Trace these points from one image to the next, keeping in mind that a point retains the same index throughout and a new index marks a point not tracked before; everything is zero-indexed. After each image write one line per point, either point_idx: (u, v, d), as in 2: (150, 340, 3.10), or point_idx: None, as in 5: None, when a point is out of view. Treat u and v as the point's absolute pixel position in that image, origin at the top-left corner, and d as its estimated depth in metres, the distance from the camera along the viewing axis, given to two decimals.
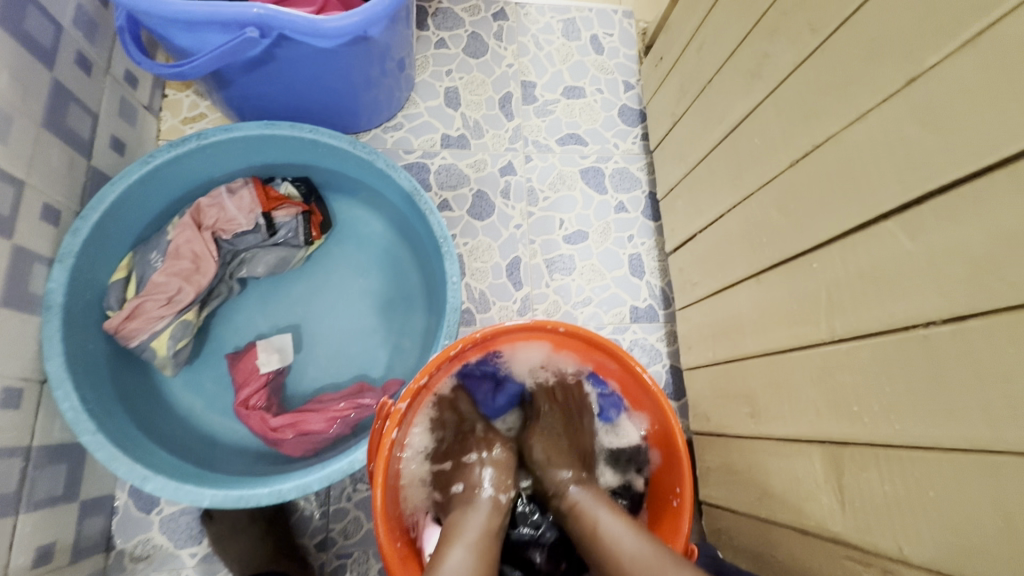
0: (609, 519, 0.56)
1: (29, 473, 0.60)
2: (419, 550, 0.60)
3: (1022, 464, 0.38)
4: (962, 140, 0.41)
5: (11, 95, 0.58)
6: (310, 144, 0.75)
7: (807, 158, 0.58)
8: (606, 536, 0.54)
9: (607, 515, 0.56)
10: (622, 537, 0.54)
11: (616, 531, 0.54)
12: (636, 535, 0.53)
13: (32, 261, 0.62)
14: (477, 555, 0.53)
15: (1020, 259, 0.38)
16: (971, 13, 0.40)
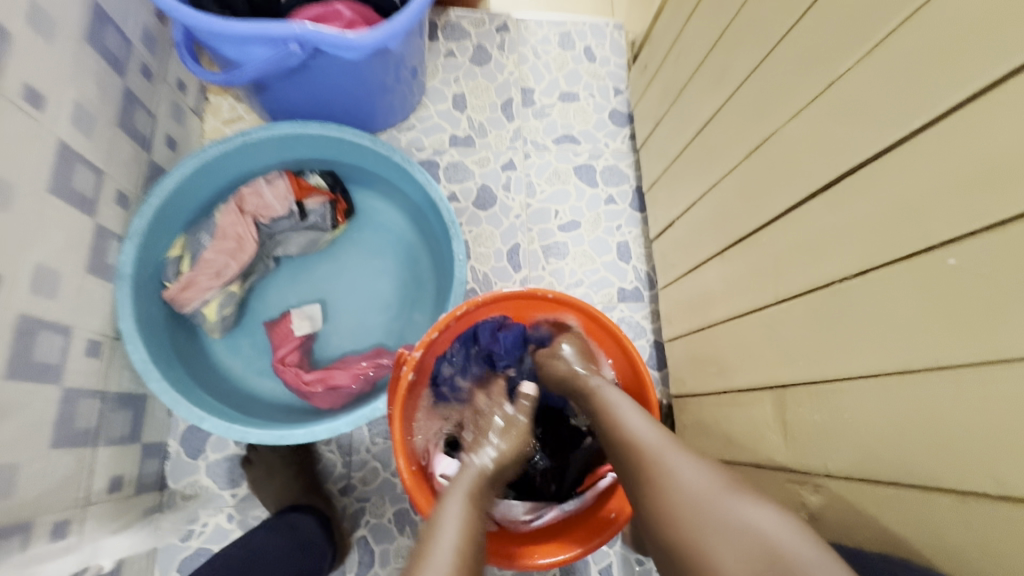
0: (628, 413, 0.61)
1: (104, 414, 0.71)
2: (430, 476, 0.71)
3: (905, 383, 0.48)
4: (864, 131, 0.52)
5: (95, 98, 0.70)
6: (336, 141, 0.87)
7: (757, 150, 0.68)
8: (624, 429, 0.59)
9: (627, 410, 0.61)
10: (639, 434, 0.58)
11: (633, 426, 0.59)
12: (648, 425, 0.59)
13: (108, 237, 0.73)
14: (471, 509, 0.56)
15: (901, 223, 0.48)
16: (867, 32, 0.51)
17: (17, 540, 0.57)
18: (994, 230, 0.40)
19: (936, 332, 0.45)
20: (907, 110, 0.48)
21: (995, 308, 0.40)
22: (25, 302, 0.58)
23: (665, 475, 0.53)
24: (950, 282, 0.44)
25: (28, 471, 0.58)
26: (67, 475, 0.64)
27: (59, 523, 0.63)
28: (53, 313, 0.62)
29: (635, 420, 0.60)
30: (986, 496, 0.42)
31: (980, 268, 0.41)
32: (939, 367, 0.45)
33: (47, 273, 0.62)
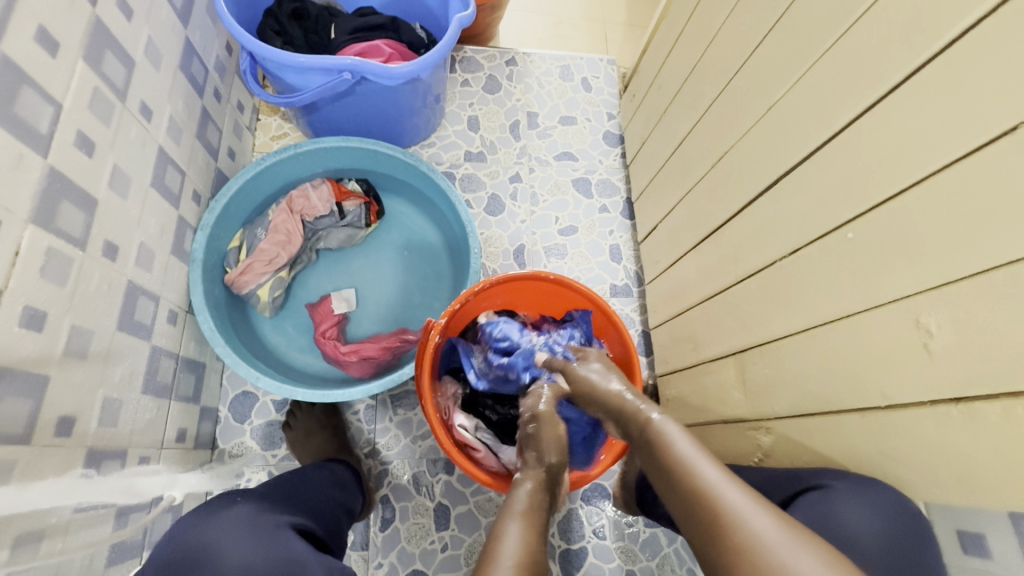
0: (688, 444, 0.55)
1: (177, 373, 0.85)
2: (448, 425, 0.84)
3: (825, 331, 0.62)
4: (793, 143, 0.68)
5: (184, 114, 0.86)
6: (372, 153, 1.03)
7: (720, 161, 0.85)
8: (697, 479, 0.51)
9: (706, 464, 0.52)
10: (719, 487, 0.49)
11: (711, 479, 0.50)
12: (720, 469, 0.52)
13: (186, 228, 0.88)
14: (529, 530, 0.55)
15: (817, 210, 0.64)
16: (792, 71, 0.68)
17: (118, 462, 0.70)
18: (878, 208, 0.55)
19: (844, 289, 0.60)
20: (818, 127, 0.64)
21: (879, 266, 0.55)
22: (132, 271, 0.73)
23: (746, 543, 0.44)
24: (851, 250, 0.59)
25: (126, 408, 0.72)
26: (151, 418, 0.77)
27: (143, 456, 0.76)
28: (148, 283, 0.77)
29: (709, 469, 0.51)
30: (879, 408, 0.56)
31: (869, 238, 0.56)
32: (845, 315, 0.59)
33: (146, 250, 0.77)
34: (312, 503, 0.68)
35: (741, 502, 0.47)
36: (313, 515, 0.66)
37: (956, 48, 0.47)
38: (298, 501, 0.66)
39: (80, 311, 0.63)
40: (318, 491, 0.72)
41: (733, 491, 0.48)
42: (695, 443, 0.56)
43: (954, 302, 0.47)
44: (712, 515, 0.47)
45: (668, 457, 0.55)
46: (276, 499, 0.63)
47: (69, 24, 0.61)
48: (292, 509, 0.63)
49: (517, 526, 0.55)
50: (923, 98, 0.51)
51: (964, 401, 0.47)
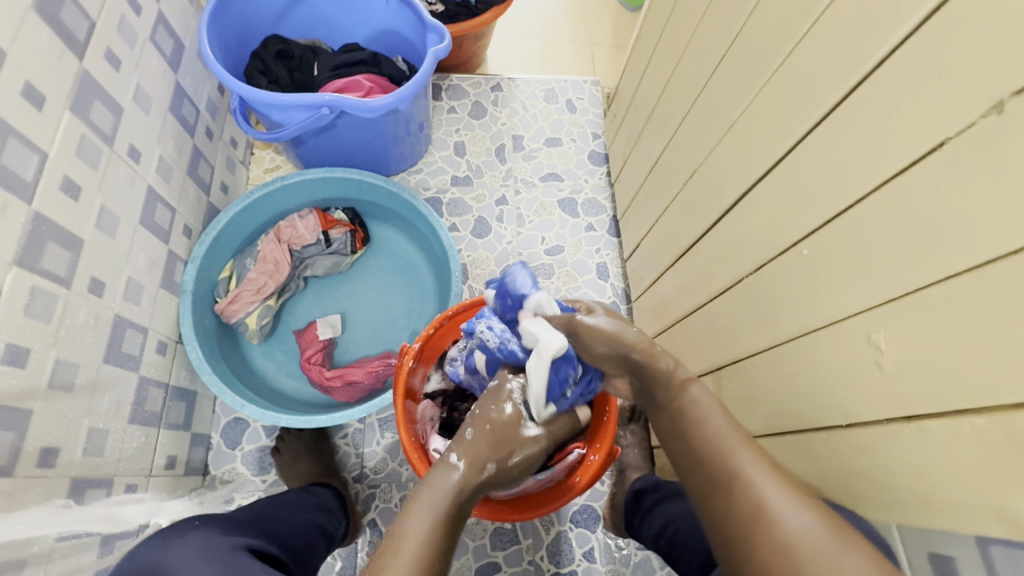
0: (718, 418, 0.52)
1: (166, 403, 0.87)
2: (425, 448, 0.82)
3: (788, 349, 0.62)
4: (750, 161, 0.69)
5: (174, 154, 0.91)
6: (357, 183, 1.06)
7: (691, 178, 0.85)
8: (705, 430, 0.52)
9: (710, 407, 0.54)
10: (724, 439, 0.50)
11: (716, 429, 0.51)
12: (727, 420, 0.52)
13: (176, 260, 0.92)
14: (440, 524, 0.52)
15: (775, 228, 0.64)
16: (746, 91, 0.69)
17: (103, 490, 0.72)
18: (828, 225, 0.55)
19: (803, 305, 0.59)
20: (771, 145, 0.65)
21: (833, 283, 0.55)
22: (120, 305, 0.77)
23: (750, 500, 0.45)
24: (807, 267, 0.59)
25: (113, 437, 0.75)
26: (139, 446, 0.80)
27: (130, 484, 0.78)
28: (137, 315, 0.80)
29: (717, 420, 0.52)
30: (840, 426, 0.55)
31: (822, 254, 0.56)
32: (806, 332, 0.59)
33: (134, 284, 0.80)
34: (281, 527, 0.68)
35: (728, 435, 0.50)
36: (278, 538, 0.66)
37: (884, 67, 0.48)
38: (267, 525, 0.67)
39: (66, 345, 0.66)
40: (291, 515, 0.73)
41: (719, 422, 0.52)
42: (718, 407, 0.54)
43: (901, 318, 0.47)
44: (713, 461, 0.49)
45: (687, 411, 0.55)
46: (238, 523, 0.64)
47: (57, 78, 0.65)
48: (254, 533, 0.63)
49: (427, 512, 0.53)
50: (860, 115, 0.51)
51: (916, 419, 0.46)
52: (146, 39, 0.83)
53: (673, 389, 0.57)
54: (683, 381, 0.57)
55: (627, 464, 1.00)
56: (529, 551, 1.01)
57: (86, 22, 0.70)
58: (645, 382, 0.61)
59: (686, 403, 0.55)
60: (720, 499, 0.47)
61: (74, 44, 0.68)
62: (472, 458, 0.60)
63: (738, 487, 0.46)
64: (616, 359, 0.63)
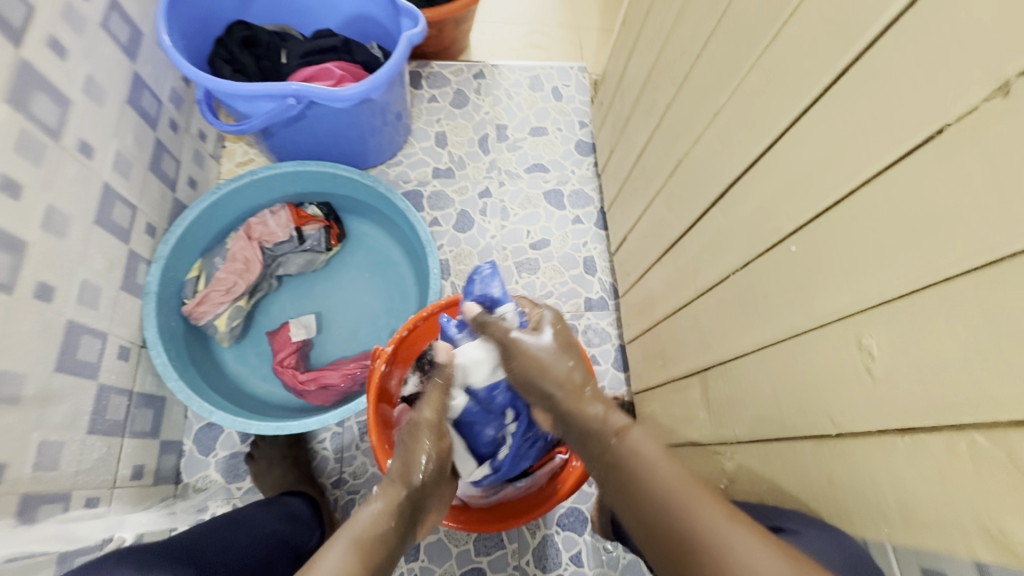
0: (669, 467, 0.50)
1: (131, 410, 0.84)
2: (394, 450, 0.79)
3: (776, 350, 0.58)
4: (736, 151, 0.65)
5: (133, 148, 0.86)
6: (331, 176, 1.02)
7: (677, 168, 0.81)
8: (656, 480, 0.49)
9: (652, 452, 0.52)
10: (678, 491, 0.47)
11: (668, 480, 0.48)
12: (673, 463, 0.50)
13: (138, 261, 0.88)
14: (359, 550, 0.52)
15: (763, 221, 0.60)
16: (731, 75, 0.65)
17: (59, 506, 0.69)
18: (819, 219, 0.51)
19: (791, 305, 0.56)
20: (756, 134, 0.60)
21: (824, 282, 0.51)
22: (73, 310, 0.72)
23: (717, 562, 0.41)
24: (797, 264, 0.55)
25: (69, 450, 0.71)
26: (100, 457, 0.76)
27: (91, 498, 0.74)
28: (94, 320, 0.76)
29: (666, 467, 0.50)
30: (828, 435, 0.51)
31: (811, 251, 0.52)
32: (794, 334, 0.55)
33: (90, 288, 0.76)
34: (233, 547, 0.66)
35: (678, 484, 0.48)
36: (228, 560, 0.64)
37: (876, 46, 0.44)
38: (213, 550, 0.64)
39: (9, 354, 0.62)
40: (247, 529, 0.71)
41: (665, 470, 0.49)
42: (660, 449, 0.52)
43: (894, 322, 0.43)
44: (662, 515, 0.46)
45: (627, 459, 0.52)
46: (179, 551, 0.61)
47: None
48: (185, 565, 0.59)
49: (348, 544, 0.52)
50: (850, 100, 0.47)
51: (909, 432, 0.43)
52: (97, 25, 0.78)
53: (609, 436, 0.55)
54: (621, 427, 0.56)
55: None
56: (514, 556, 0.98)
57: (22, 7, 0.65)
58: (572, 429, 0.61)
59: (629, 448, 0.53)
60: (672, 555, 0.45)
61: (9, 31, 0.63)
62: (393, 495, 0.60)
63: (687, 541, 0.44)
64: (541, 394, 0.63)
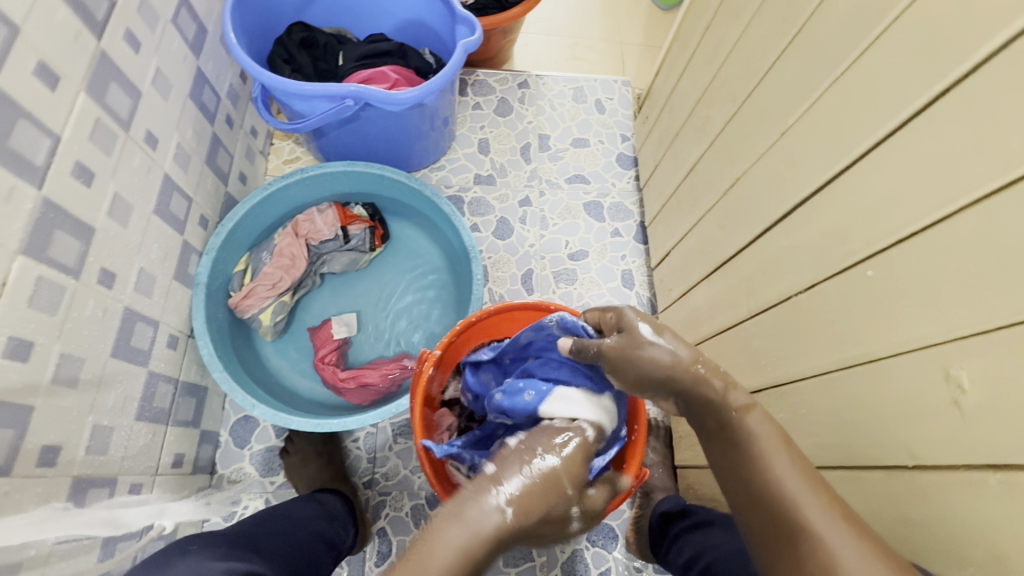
0: (787, 468, 0.45)
1: (176, 398, 0.84)
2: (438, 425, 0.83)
3: (841, 377, 0.57)
4: (803, 172, 0.64)
5: (192, 142, 0.88)
6: (379, 178, 1.02)
7: (732, 187, 0.80)
8: (772, 477, 0.45)
9: (777, 456, 0.46)
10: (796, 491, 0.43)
11: (785, 478, 0.44)
12: (790, 458, 0.45)
13: (190, 252, 0.89)
14: None
15: (832, 244, 0.59)
16: (802, 95, 0.64)
17: (106, 490, 0.69)
18: (899, 244, 0.50)
19: (864, 330, 0.54)
20: (829, 155, 0.60)
21: (904, 310, 0.50)
22: (130, 297, 0.74)
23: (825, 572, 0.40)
24: (870, 290, 0.54)
25: (118, 435, 0.71)
26: (146, 444, 0.77)
27: (135, 484, 0.75)
28: (147, 308, 0.77)
29: (787, 468, 0.45)
30: (905, 467, 0.50)
31: (889, 276, 0.51)
32: (866, 360, 0.54)
33: (146, 276, 0.77)
34: (287, 545, 0.67)
35: (806, 496, 0.43)
36: (281, 557, 0.64)
37: (978, 73, 0.43)
38: (266, 544, 0.65)
39: (71, 338, 0.63)
40: (298, 527, 0.72)
41: (784, 463, 0.45)
42: (777, 431, 0.47)
43: (987, 354, 0.42)
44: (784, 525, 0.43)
45: (743, 440, 0.47)
46: (239, 545, 0.62)
47: (72, 58, 0.62)
48: (253, 556, 0.61)
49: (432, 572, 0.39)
50: (945, 126, 0.46)
51: (1003, 469, 0.41)
52: (167, 21, 0.80)
53: (727, 414, 0.49)
54: (742, 406, 0.49)
55: (653, 486, 0.97)
56: (542, 569, 0.96)
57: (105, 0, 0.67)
58: (695, 410, 0.51)
59: (744, 431, 0.48)
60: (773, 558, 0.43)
61: (93, 23, 0.65)
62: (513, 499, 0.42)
63: (778, 522, 0.43)
64: (661, 384, 0.52)
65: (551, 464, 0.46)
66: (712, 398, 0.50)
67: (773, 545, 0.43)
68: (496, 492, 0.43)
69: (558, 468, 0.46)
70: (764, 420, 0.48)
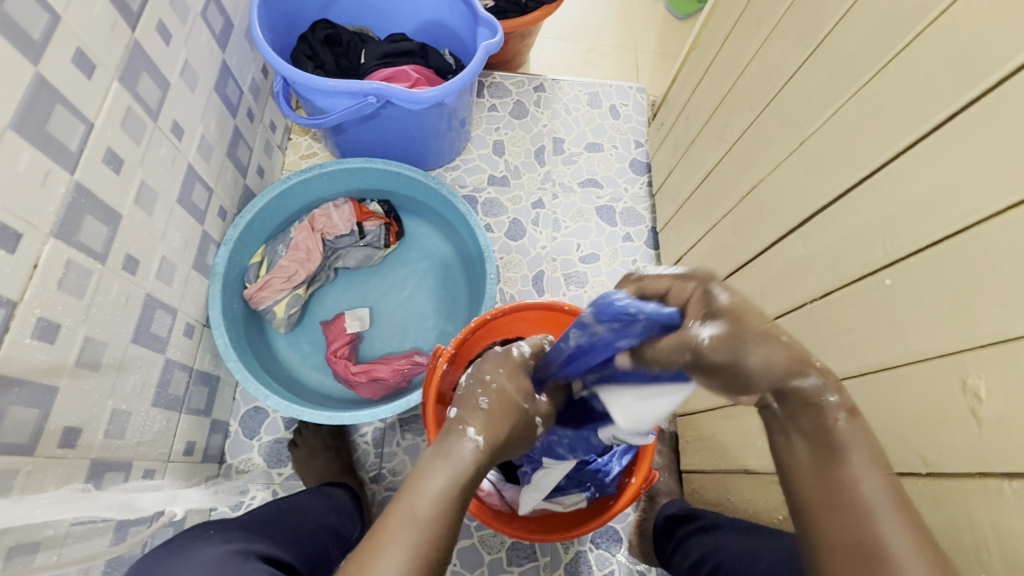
0: (872, 480, 0.43)
1: (190, 386, 0.85)
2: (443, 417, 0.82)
3: (855, 384, 0.58)
4: (822, 182, 0.65)
5: (215, 134, 0.89)
6: (396, 175, 1.03)
7: (748, 194, 0.81)
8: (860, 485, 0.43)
9: (865, 463, 0.44)
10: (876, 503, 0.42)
11: (871, 489, 0.43)
12: (880, 474, 0.43)
13: (209, 242, 0.90)
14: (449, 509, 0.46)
15: (851, 252, 0.60)
16: (824, 105, 0.65)
17: (121, 474, 0.70)
18: (919, 254, 0.51)
19: (880, 338, 0.55)
20: (849, 165, 0.61)
21: (922, 319, 0.51)
22: (152, 285, 0.74)
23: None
24: (888, 298, 0.54)
25: (135, 420, 0.72)
26: (160, 430, 0.78)
27: (148, 470, 0.76)
28: (167, 296, 0.78)
29: (874, 479, 0.43)
30: (919, 474, 0.51)
31: (908, 286, 0.52)
32: (882, 367, 0.55)
33: (167, 264, 0.78)
34: (297, 535, 0.68)
35: (884, 508, 0.42)
36: (291, 545, 0.65)
37: (1006, 86, 0.43)
38: (277, 531, 0.66)
39: (96, 322, 0.64)
40: (307, 518, 0.73)
41: (874, 475, 0.43)
42: (874, 446, 0.45)
43: (1006, 363, 0.43)
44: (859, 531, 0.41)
45: (838, 446, 0.45)
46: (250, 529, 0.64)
47: (108, 47, 0.63)
48: (262, 538, 0.62)
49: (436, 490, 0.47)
50: (972, 138, 0.46)
51: (1019, 477, 0.42)
52: (197, 14, 0.81)
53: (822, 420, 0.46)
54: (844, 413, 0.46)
55: (659, 490, 0.97)
56: (546, 569, 0.97)
57: None
58: (789, 409, 0.47)
59: (841, 436, 0.45)
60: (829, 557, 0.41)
61: (128, 14, 0.66)
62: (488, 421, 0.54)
63: (844, 521, 0.42)
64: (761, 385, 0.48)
65: (499, 389, 0.58)
66: (808, 398, 0.46)
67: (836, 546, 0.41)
68: (467, 429, 0.52)
69: (513, 395, 0.59)
70: (862, 429, 0.46)
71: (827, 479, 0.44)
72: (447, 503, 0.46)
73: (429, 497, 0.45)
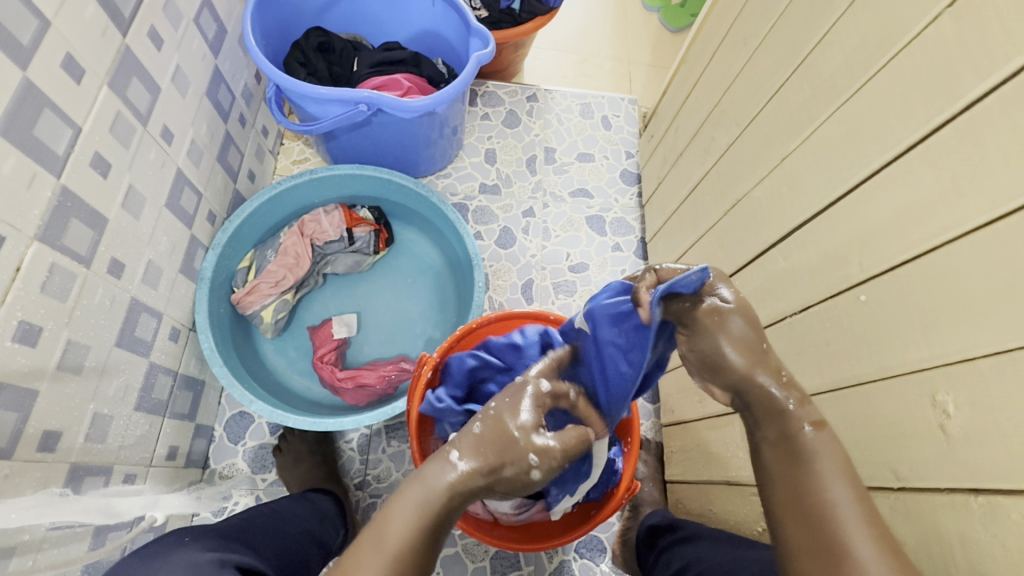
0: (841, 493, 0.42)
1: (174, 391, 0.85)
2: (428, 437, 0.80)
3: (830, 397, 0.59)
4: (802, 197, 0.66)
5: (205, 138, 0.89)
6: (386, 182, 1.03)
7: (733, 208, 0.83)
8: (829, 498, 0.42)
9: (834, 475, 0.43)
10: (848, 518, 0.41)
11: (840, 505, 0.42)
12: (849, 489, 0.42)
13: (197, 247, 0.90)
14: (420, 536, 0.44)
15: (827, 268, 0.61)
16: (805, 123, 0.66)
17: (101, 479, 0.70)
18: (894, 270, 0.52)
19: (856, 353, 0.56)
20: (827, 183, 0.62)
21: (895, 334, 0.51)
22: (137, 288, 0.74)
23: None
24: (863, 313, 0.55)
25: (117, 425, 0.72)
26: (142, 435, 0.78)
27: (130, 474, 0.76)
28: (153, 300, 0.78)
29: (841, 490, 0.42)
30: (890, 487, 0.51)
31: (883, 302, 0.53)
32: (857, 382, 0.55)
33: (154, 268, 0.78)
34: (279, 543, 0.67)
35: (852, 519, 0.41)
36: (271, 554, 0.64)
37: (974, 111, 0.45)
38: (260, 540, 0.65)
39: (78, 326, 0.64)
40: (290, 526, 0.72)
41: (842, 488, 0.42)
42: (845, 459, 0.44)
43: (974, 380, 0.44)
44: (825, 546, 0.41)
45: (806, 461, 0.44)
46: (232, 538, 0.63)
47: (98, 52, 0.64)
48: (247, 550, 0.61)
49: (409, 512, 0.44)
50: (942, 159, 0.48)
51: (984, 492, 0.43)
52: (190, 20, 0.81)
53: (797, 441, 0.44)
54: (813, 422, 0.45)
55: (642, 499, 0.98)
56: None
57: None
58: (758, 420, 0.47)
59: (810, 448, 0.44)
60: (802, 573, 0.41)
61: (119, 20, 0.66)
62: (490, 444, 0.46)
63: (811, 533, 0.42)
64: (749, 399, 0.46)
65: (499, 416, 0.48)
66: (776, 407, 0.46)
67: (808, 561, 0.41)
68: (453, 452, 0.46)
69: (510, 426, 0.47)
70: (832, 440, 0.45)
71: (796, 490, 0.43)
72: (423, 528, 0.44)
73: (403, 524, 0.44)
